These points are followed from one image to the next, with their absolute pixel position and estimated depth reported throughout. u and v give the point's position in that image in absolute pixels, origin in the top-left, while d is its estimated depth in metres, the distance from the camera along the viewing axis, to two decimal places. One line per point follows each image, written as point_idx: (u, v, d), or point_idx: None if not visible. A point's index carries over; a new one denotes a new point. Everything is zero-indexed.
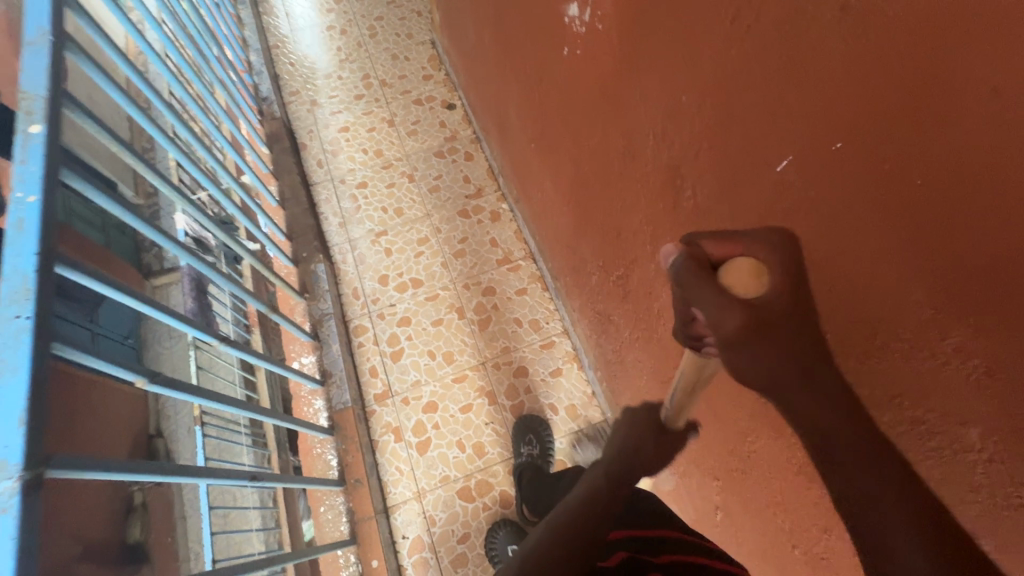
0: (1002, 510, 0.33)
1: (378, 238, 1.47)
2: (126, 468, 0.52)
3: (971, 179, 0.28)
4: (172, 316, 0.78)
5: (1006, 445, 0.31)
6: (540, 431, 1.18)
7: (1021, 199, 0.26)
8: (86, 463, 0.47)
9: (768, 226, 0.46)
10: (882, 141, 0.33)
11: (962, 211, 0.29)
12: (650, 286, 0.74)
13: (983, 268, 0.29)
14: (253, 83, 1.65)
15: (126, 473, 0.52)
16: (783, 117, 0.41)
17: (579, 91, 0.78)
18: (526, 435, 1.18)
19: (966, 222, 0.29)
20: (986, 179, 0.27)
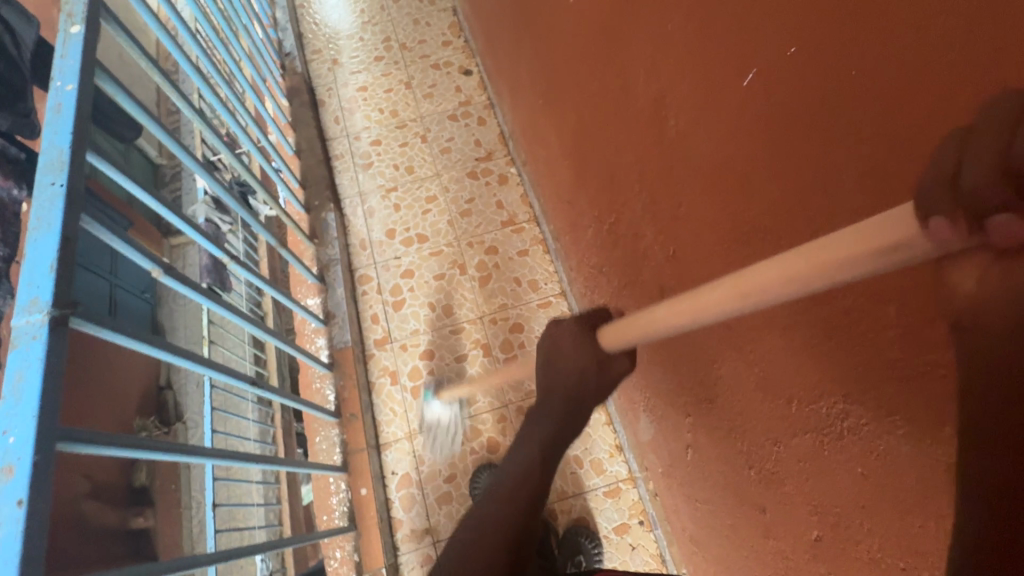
0: (912, 380, 0.35)
1: (387, 194, 1.51)
2: (142, 339, 0.58)
3: (906, 48, 0.31)
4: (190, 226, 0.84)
5: (914, 314, 0.34)
6: (588, 549, 1.09)
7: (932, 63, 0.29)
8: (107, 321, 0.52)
9: (737, 141, 0.49)
10: (830, 35, 0.36)
11: (896, 83, 0.32)
12: (637, 228, 0.77)
13: (910, 139, 0.31)
14: (278, 39, 1.71)
15: (142, 343, 0.58)
16: (750, 28, 0.44)
17: (582, 37, 0.81)
18: (576, 555, 1.08)
19: (899, 94, 0.32)
20: (918, 48, 0.30)
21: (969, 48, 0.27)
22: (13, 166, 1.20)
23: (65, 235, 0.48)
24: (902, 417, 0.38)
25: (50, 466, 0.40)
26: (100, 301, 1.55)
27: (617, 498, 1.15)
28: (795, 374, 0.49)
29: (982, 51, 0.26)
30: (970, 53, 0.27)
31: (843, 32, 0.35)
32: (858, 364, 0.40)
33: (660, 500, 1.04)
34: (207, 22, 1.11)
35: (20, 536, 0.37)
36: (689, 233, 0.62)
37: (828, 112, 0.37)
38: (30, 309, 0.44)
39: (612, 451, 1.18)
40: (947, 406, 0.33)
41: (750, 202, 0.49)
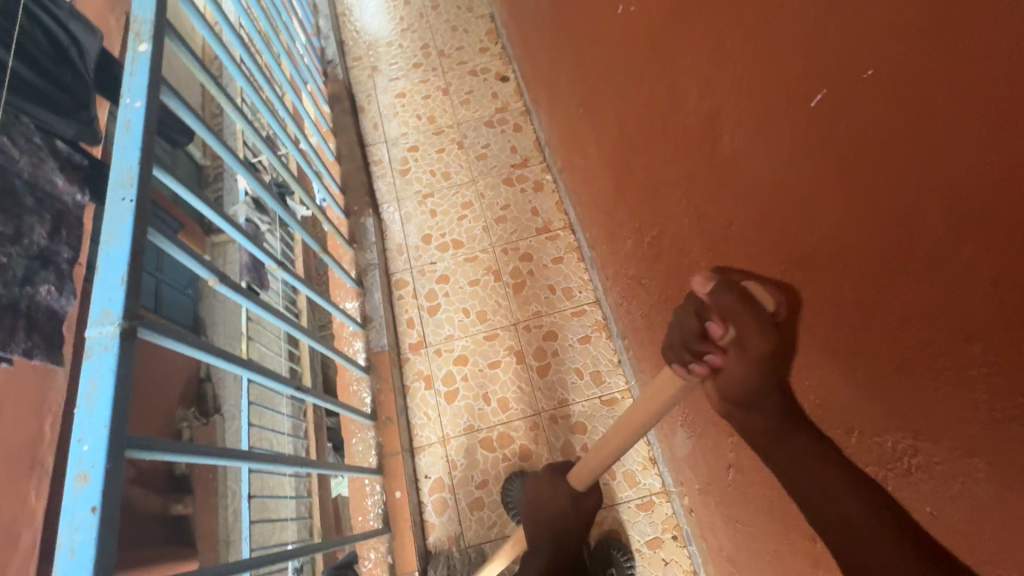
0: (998, 423, 0.34)
1: (424, 200, 1.53)
2: (192, 343, 0.60)
3: (1001, 78, 0.29)
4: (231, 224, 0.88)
5: (1003, 357, 0.32)
6: (620, 562, 1.07)
7: None
8: (162, 330, 0.54)
9: (800, 163, 0.47)
10: (916, 61, 0.34)
11: (988, 113, 0.30)
12: (682, 244, 0.76)
13: (1003, 172, 0.30)
14: (321, 46, 1.75)
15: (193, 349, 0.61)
16: (821, 49, 0.42)
17: (628, 50, 0.80)
18: (607, 568, 1.07)
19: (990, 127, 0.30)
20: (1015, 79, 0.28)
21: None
22: (79, 172, 1.27)
23: (135, 248, 0.50)
24: (982, 460, 0.36)
25: (119, 474, 0.42)
26: (149, 298, 1.62)
27: (651, 511, 1.13)
28: (861, 405, 0.47)
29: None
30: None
31: (928, 57, 0.33)
32: (936, 399, 0.38)
33: (696, 516, 1.01)
34: (256, 32, 1.15)
35: (93, 542, 0.39)
36: (741, 252, 0.60)
37: (909, 140, 0.36)
38: (103, 320, 0.46)
39: (646, 463, 1.17)
40: None
41: (812, 226, 0.48)
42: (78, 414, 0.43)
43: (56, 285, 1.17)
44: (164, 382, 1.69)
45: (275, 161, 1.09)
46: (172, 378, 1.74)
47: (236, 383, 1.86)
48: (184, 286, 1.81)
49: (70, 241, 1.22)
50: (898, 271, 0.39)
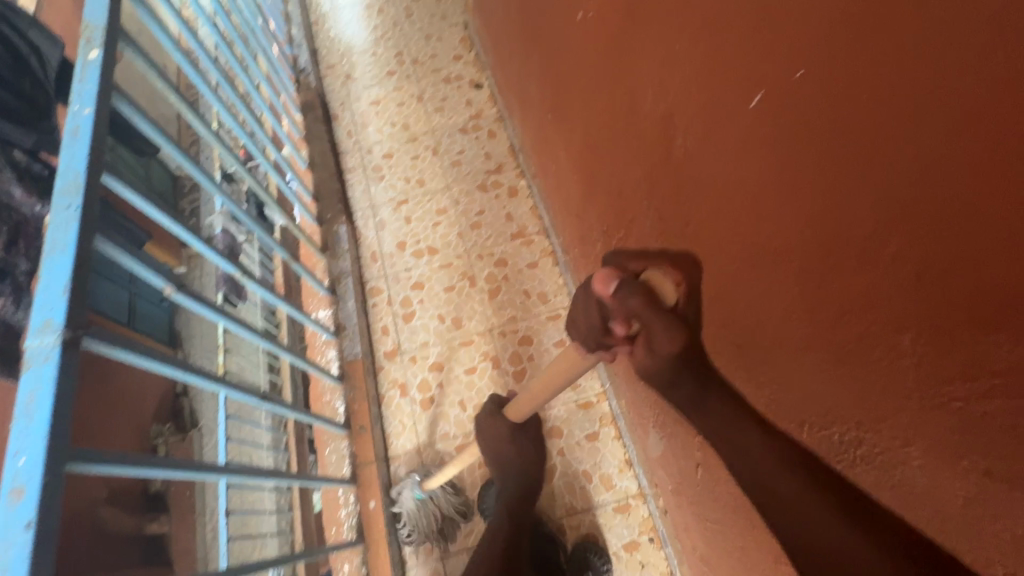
0: (931, 408, 0.35)
1: (399, 207, 1.53)
2: (151, 356, 0.59)
3: (922, 72, 0.30)
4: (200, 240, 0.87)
5: (929, 343, 0.33)
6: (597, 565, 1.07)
7: (955, 93, 0.28)
8: (117, 341, 0.53)
9: (745, 162, 0.48)
10: (841, 63, 0.35)
11: (911, 107, 0.31)
12: (644, 244, 0.77)
13: (928, 160, 0.30)
14: (292, 54, 1.75)
15: (152, 361, 0.59)
16: (759, 53, 0.43)
17: (589, 55, 0.81)
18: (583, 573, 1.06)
19: (908, 120, 0.31)
20: (935, 71, 0.29)
21: (992, 76, 0.26)
22: (39, 183, 1.23)
23: (79, 256, 0.49)
24: (917, 447, 0.37)
25: (59, 488, 0.41)
26: (120, 310, 1.59)
27: (628, 514, 1.13)
28: (811, 397, 0.47)
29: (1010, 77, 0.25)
30: (990, 84, 0.26)
31: (858, 53, 0.34)
32: (873, 389, 0.39)
33: (670, 518, 1.02)
34: (224, 45, 1.14)
35: (26, 559, 0.38)
36: (698, 250, 0.61)
37: (838, 137, 0.37)
38: (43, 331, 0.45)
39: (622, 466, 1.17)
40: (966, 439, 0.32)
41: (758, 223, 0.49)
42: (14, 427, 0.42)
43: (13, 297, 1.15)
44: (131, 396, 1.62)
45: (246, 172, 1.09)
46: (139, 394, 1.67)
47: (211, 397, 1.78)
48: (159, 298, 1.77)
49: (28, 253, 1.20)
50: (835, 265, 0.40)
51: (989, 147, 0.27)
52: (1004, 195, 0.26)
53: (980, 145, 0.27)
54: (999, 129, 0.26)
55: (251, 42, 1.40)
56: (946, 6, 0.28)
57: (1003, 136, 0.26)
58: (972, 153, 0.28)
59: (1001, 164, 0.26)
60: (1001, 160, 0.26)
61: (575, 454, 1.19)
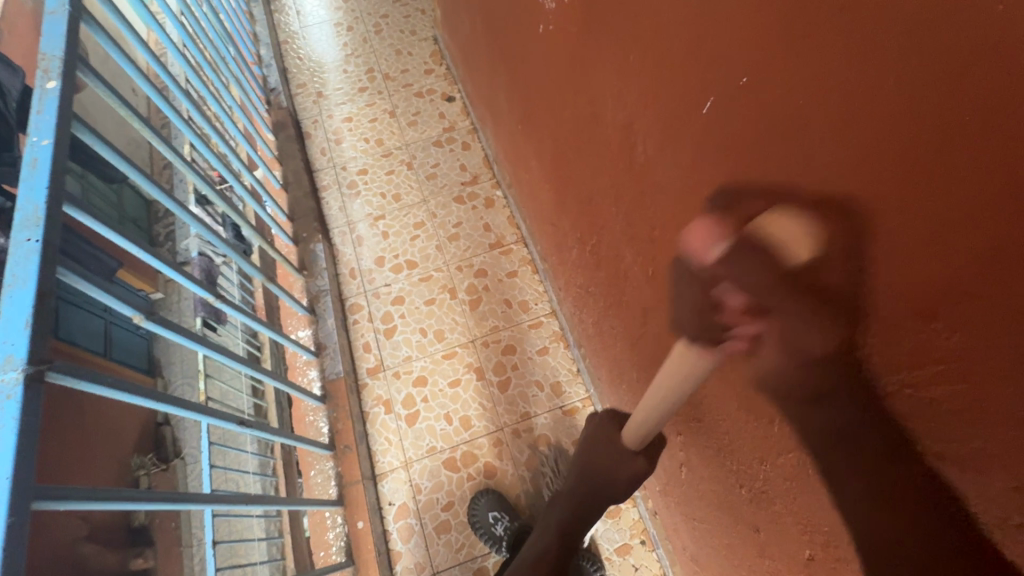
0: (884, 397, 0.36)
1: (376, 222, 1.53)
2: (123, 387, 0.57)
3: (851, 76, 0.31)
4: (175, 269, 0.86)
5: (878, 334, 0.35)
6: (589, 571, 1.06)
7: (881, 98, 0.30)
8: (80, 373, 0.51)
9: (700, 166, 0.50)
10: (778, 71, 0.37)
11: (845, 110, 0.32)
12: (616, 248, 0.78)
13: (863, 160, 0.32)
14: (262, 75, 1.75)
15: (123, 391, 0.58)
16: (705, 62, 0.45)
17: (552, 65, 0.82)
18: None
19: (842, 122, 0.33)
20: (862, 76, 0.31)
21: (912, 79, 0.28)
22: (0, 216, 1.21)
23: (41, 289, 0.48)
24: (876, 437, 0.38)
25: (22, 529, 0.40)
26: (95, 340, 1.55)
27: (618, 518, 1.13)
28: (778, 392, 0.48)
29: (929, 79, 0.27)
30: (913, 85, 0.28)
31: (794, 61, 0.36)
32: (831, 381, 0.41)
33: (660, 519, 1.02)
34: (192, 71, 1.13)
35: None
36: (665, 253, 0.62)
37: (783, 141, 0.38)
38: (4, 367, 0.44)
39: None
40: (924, 426, 0.33)
41: (718, 225, 0.50)
42: None
43: None
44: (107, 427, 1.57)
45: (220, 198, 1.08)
46: (115, 425, 1.61)
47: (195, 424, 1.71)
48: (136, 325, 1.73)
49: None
50: None
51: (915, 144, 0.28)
52: (939, 188, 0.28)
53: (910, 142, 0.29)
54: (925, 127, 0.28)
55: (219, 67, 1.40)
56: (864, 16, 0.29)
57: (928, 134, 0.27)
58: (904, 151, 0.29)
59: (931, 159, 0.28)
60: (927, 158, 0.28)
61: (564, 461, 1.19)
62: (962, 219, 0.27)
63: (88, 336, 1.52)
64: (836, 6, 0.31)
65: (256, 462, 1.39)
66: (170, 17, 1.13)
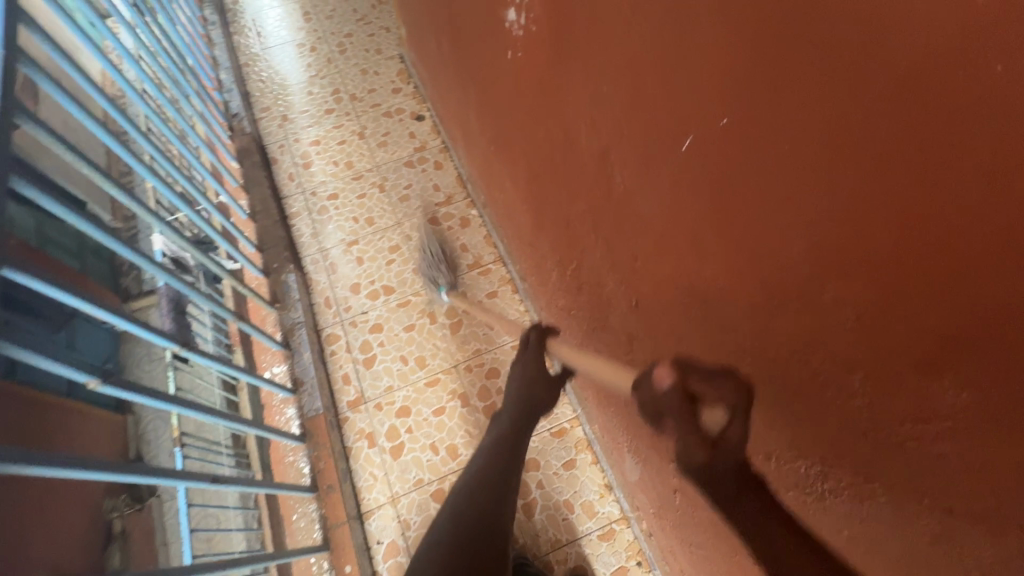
0: (886, 446, 0.35)
1: (350, 247, 1.49)
2: (66, 465, 0.54)
3: (843, 126, 0.31)
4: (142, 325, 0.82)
5: (877, 383, 0.34)
6: None
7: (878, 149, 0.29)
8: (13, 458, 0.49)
9: (680, 203, 0.48)
10: (761, 115, 0.36)
11: (838, 159, 0.32)
12: (598, 275, 0.76)
13: (859, 210, 0.31)
14: (223, 101, 1.70)
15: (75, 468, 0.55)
16: (680, 101, 0.44)
17: (522, 90, 0.80)
18: None
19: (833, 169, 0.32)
20: (855, 126, 0.30)
21: (912, 131, 0.27)
22: None
23: None
24: (880, 484, 0.37)
25: None
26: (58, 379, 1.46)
27: (613, 540, 1.11)
28: (768, 431, 0.47)
29: (932, 138, 0.26)
30: (912, 143, 0.27)
31: (777, 106, 0.35)
32: (829, 424, 0.40)
33: (655, 540, 1.01)
34: (150, 108, 1.06)
35: None
36: (648, 285, 0.61)
37: (770, 184, 0.38)
38: None
39: (602, 491, 1.15)
40: (928, 478, 0.32)
41: (701, 261, 0.49)
42: None
43: None
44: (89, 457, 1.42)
45: (192, 246, 1.06)
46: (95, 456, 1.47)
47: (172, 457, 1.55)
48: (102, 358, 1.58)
49: None
50: (777, 307, 0.41)
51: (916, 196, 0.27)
52: (941, 248, 0.27)
53: (907, 199, 0.28)
54: (928, 185, 0.27)
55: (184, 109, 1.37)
56: (854, 66, 0.29)
57: (928, 195, 0.27)
58: (902, 206, 0.29)
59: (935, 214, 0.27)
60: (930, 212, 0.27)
61: (554, 485, 1.17)
62: (970, 276, 0.26)
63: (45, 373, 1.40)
64: (824, 57, 0.31)
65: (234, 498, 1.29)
66: (125, 55, 1.06)
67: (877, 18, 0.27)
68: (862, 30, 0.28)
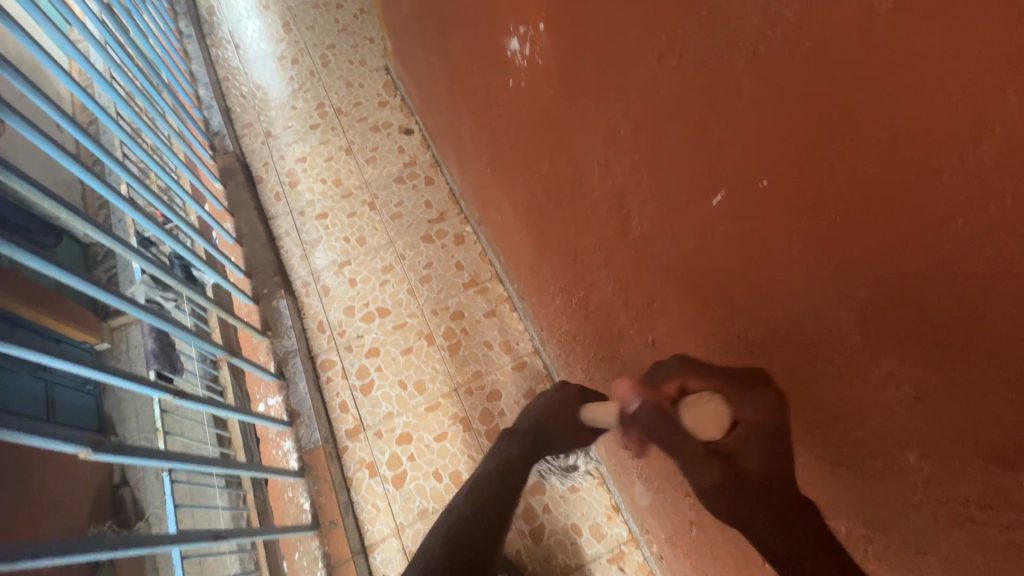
0: (945, 527, 0.33)
1: (341, 269, 1.45)
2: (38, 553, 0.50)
3: (898, 203, 0.29)
4: (122, 376, 0.77)
5: (940, 465, 0.32)
6: None
7: (941, 235, 0.27)
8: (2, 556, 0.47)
9: (708, 255, 0.47)
10: (802, 181, 0.34)
11: (893, 238, 0.30)
12: (608, 308, 0.74)
13: (917, 293, 0.29)
14: (203, 118, 1.64)
15: (56, 555, 0.52)
16: (710, 157, 0.42)
17: (525, 120, 0.78)
18: None
19: (888, 249, 0.30)
20: (914, 210, 0.28)
21: (981, 224, 0.25)
22: None
23: None
24: (936, 557, 0.35)
25: None
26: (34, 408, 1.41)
27: (622, 563, 1.10)
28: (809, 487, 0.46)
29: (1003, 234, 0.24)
30: (979, 232, 0.25)
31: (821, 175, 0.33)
32: (879, 494, 0.38)
33: (667, 563, 1.00)
34: (128, 136, 1.02)
35: None
36: (668, 326, 0.59)
37: (814, 251, 0.36)
38: None
39: (610, 513, 1.14)
40: (993, 565, 0.31)
41: (731, 314, 0.47)
42: None
43: None
44: (64, 483, 1.37)
45: (173, 277, 1.01)
46: (74, 480, 1.41)
47: (158, 479, 1.47)
48: (81, 382, 1.54)
49: None
50: (820, 373, 0.39)
51: (987, 292, 0.25)
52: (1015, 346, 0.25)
53: (972, 291, 0.26)
54: (998, 279, 0.25)
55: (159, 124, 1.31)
56: (916, 147, 0.27)
57: (994, 292, 0.25)
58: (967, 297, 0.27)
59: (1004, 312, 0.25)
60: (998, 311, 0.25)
61: (561, 508, 1.15)
62: None
63: (27, 401, 1.33)
64: (879, 132, 0.28)
65: (227, 516, 1.22)
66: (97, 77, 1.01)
67: (946, 103, 0.25)
68: (928, 111, 0.26)
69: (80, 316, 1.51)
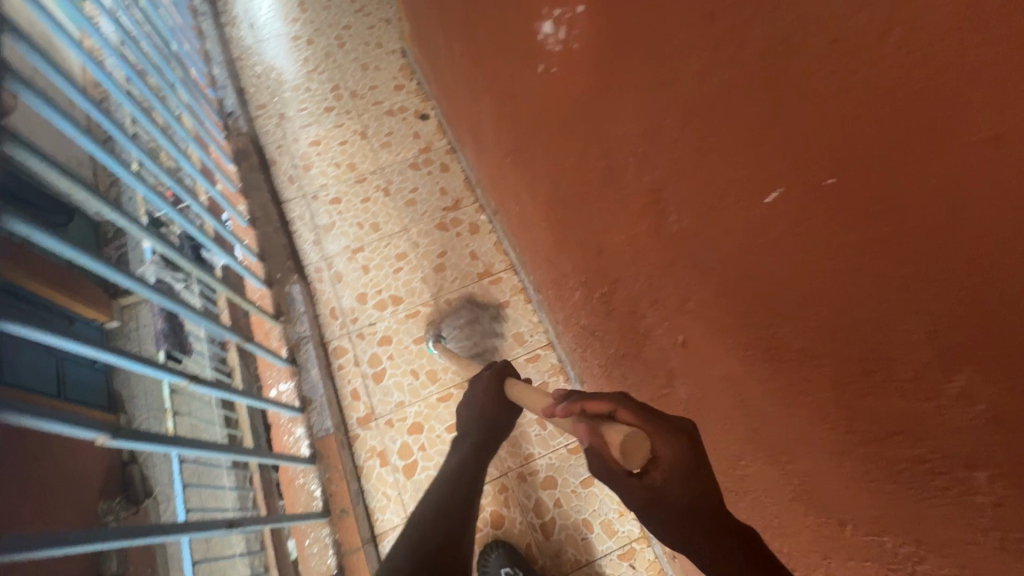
0: (1010, 554, 0.31)
1: (355, 255, 1.43)
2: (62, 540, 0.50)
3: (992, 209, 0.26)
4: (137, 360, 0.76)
5: (1014, 490, 0.30)
6: None
7: None
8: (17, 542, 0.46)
9: (756, 257, 0.45)
10: (875, 182, 0.32)
11: (981, 246, 0.27)
12: (634, 305, 0.72)
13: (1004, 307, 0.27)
14: (217, 98, 1.62)
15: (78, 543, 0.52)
16: (768, 153, 0.40)
17: (554, 108, 0.75)
18: None
19: (975, 258, 0.28)
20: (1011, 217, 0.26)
21: None
22: None
23: None
24: None
25: None
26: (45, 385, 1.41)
27: (633, 560, 1.09)
28: (853, 502, 0.44)
29: None
30: None
31: (899, 176, 0.31)
32: (934, 514, 0.36)
33: (679, 562, 0.99)
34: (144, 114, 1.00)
35: None
36: (701, 327, 0.57)
37: (884, 257, 0.33)
38: None
39: (621, 509, 1.13)
40: None
41: (777, 318, 0.45)
42: None
43: None
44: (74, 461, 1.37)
45: (186, 258, 0.99)
46: (83, 457, 1.41)
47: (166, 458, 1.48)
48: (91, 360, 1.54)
49: None
50: (880, 385, 0.37)
51: None
52: None
53: None
54: None
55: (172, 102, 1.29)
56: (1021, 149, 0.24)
57: None
58: None
59: None
60: None
61: (573, 503, 1.14)
62: None
63: (38, 378, 1.33)
64: (976, 132, 0.26)
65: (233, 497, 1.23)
66: (110, 52, 0.98)
67: None
68: None
69: (90, 295, 1.51)
